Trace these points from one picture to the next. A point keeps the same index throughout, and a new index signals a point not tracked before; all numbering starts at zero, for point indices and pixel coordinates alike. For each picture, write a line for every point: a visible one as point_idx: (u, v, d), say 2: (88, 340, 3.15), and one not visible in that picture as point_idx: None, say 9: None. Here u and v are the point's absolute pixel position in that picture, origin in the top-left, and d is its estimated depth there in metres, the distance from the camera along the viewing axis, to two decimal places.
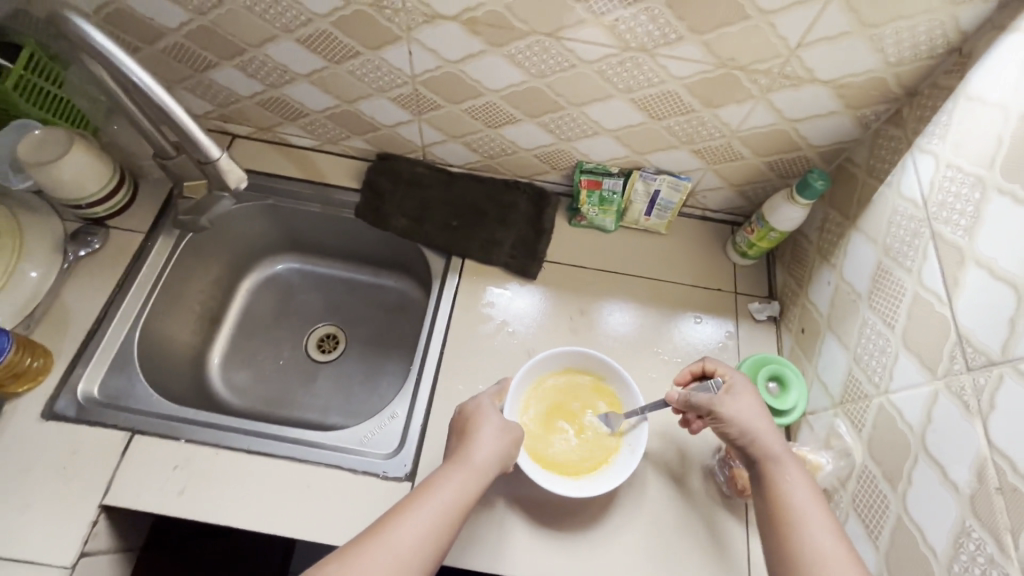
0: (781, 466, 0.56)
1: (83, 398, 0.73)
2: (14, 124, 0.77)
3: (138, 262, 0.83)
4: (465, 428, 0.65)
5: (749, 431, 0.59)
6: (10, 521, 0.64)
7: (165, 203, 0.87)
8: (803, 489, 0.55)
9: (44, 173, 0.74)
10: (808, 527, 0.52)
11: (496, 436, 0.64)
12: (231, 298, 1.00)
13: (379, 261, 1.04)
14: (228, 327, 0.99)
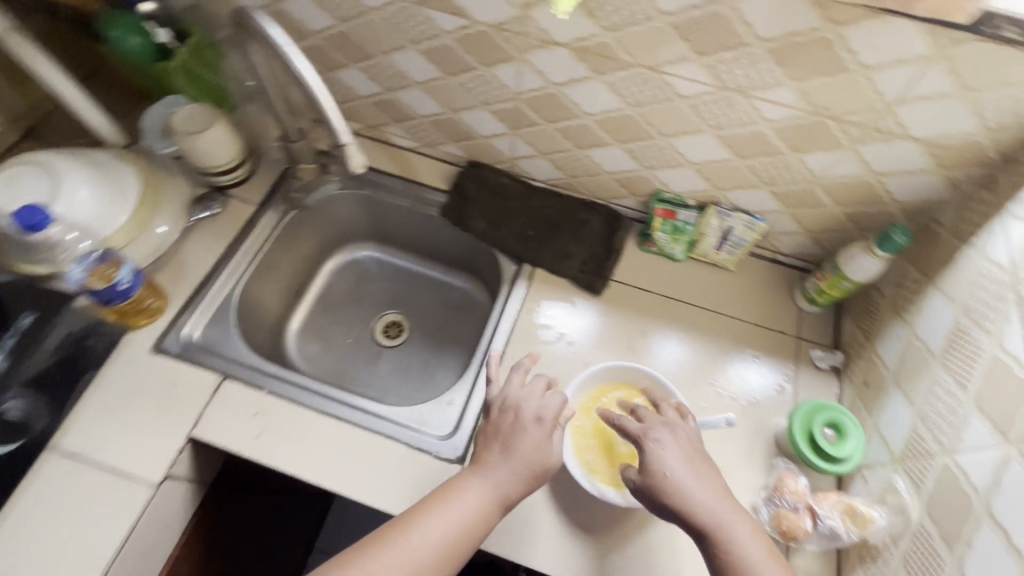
0: (723, 525, 0.58)
1: (186, 339, 0.82)
2: (168, 98, 0.93)
3: (248, 228, 0.93)
4: (507, 441, 0.65)
5: (678, 486, 0.60)
6: (114, 435, 0.73)
7: (277, 180, 0.98)
8: (754, 548, 0.57)
9: (189, 141, 0.85)
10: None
11: (540, 458, 0.64)
12: (315, 275, 1.09)
13: (452, 260, 1.11)
14: (308, 302, 1.08)
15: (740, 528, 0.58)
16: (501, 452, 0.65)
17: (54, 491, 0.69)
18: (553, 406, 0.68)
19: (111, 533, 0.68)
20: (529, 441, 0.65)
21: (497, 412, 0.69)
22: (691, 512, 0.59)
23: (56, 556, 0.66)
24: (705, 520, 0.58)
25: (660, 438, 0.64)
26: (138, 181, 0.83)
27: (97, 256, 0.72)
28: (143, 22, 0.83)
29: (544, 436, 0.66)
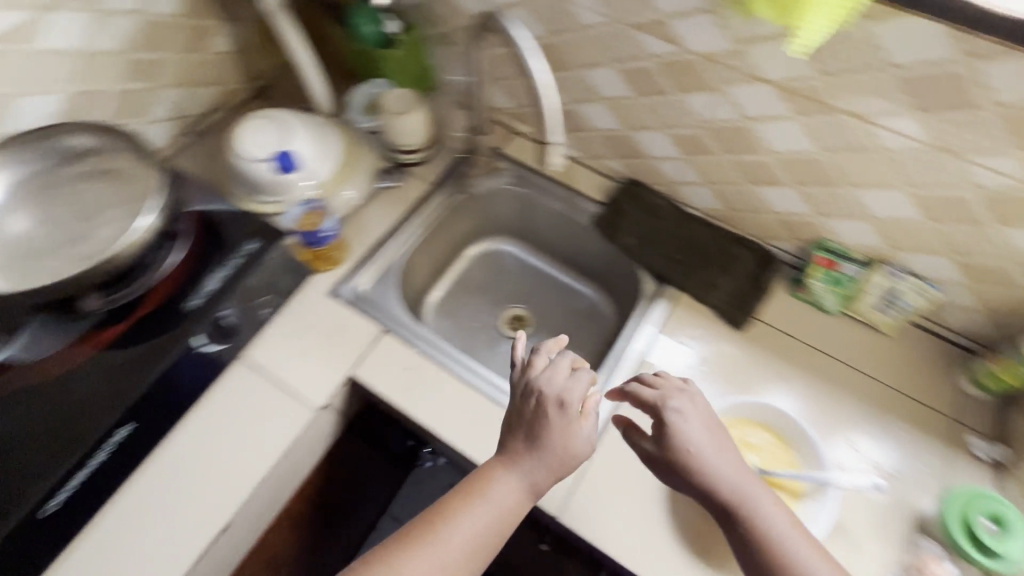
0: (753, 501, 0.61)
1: (357, 290, 0.92)
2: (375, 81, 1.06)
3: (420, 204, 1.02)
4: (531, 427, 0.63)
5: (704, 457, 0.62)
6: (291, 358, 0.83)
7: (450, 165, 1.06)
8: (786, 526, 0.60)
9: (393, 120, 0.97)
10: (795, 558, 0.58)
11: (567, 448, 0.62)
12: (456, 259, 1.18)
13: (585, 269, 1.15)
14: (446, 281, 1.16)
15: (764, 505, 0.61)
16: (525, 440, 0.62)
17: (236, 395, 0.80)
18: (578, 389, 0.63)
19: (275, 443, 0.77)
20: (553, 429, 0.62)
21: (519, 397, 0.66)
22: (717, 484, 0.62)
23: (229, 451, 0.76)
24: (727, 497, 0.61)
25: (679, 408, 0.64)
26: (338, 139, 0.94)
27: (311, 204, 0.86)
28: (381, 12, 0.95)
29: (569, 424, 0.62)
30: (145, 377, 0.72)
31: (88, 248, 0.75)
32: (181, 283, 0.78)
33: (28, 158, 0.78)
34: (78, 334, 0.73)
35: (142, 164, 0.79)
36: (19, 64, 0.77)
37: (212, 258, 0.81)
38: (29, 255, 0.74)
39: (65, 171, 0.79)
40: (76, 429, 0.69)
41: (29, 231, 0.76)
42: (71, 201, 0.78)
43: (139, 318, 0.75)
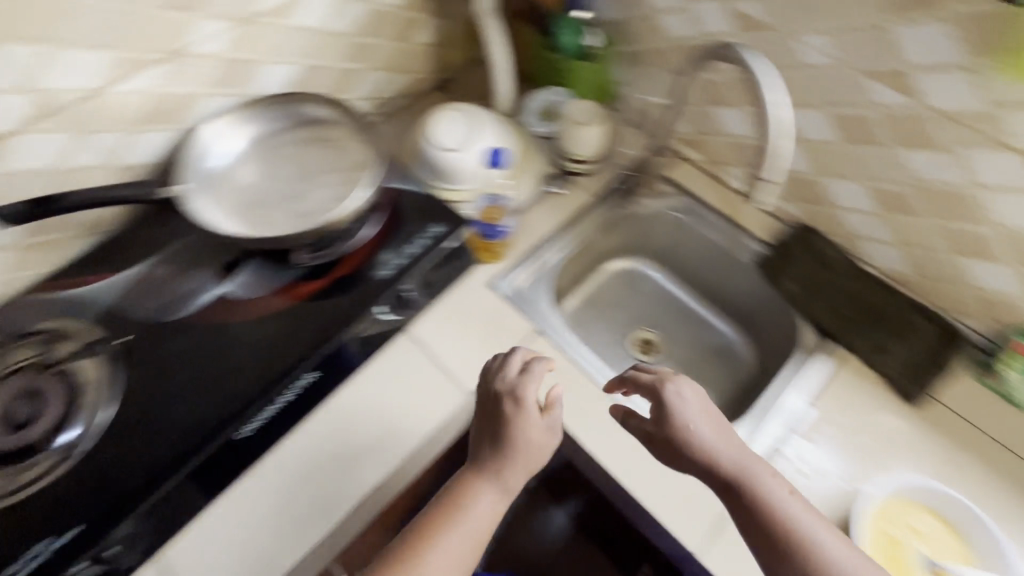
0: (755, 479, 0.62)
1: (514, 287, 0.94)
2: (555, 90, 1.09)
3: (582, 214, 1.04)
4: (495, 430, 0.68)
5: (700, 435, 0.65)
6: (450, 341, 0.87)
7: (613, 181, 1.07)
8: (795, 505, 0.60)
9: (576, 129, 0.99)
10: (809, 537, 0.58)
11: (530, 441, 0.67)
12: (594, 272, 1.17)
13: (728, 307, 1.11)
14: (581, 292, 1.16)
15: (763, 477, 0.62)
16: (491, 443, 0.67)
17: (396, 364, 0.83)
18: (534, 391, 0.69)
19: (429, 417, 0.79)
20: (509, 424, 0.67)
21: (485, 403, 0.71)
22: (719, 461, 0.64)
23: (386, 416, 0.78)
24: (724, 466, 0.63)
25: (676, 390, 0.68)
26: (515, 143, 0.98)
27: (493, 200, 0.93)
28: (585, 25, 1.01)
29: (528, 417, 0.67)
30: (332, 333, 0.78)
31: (308, 208, 0.83)
32: (373, 252, 0.85)
33: (264, 118, 0.87)
34: (286, 282, 0.81)
35: (360, 141, 0.88)
36: (279, 36, 0.87)
37: (403, 236, 0.87)
38: (257, 206, 0.83)
39: (295, 136, 0.89)
40: (275, 372, 0.75)
41: (256, 183, 0.85)
42: (295, 163, 0.87)
43: (336, 275, 0.82)
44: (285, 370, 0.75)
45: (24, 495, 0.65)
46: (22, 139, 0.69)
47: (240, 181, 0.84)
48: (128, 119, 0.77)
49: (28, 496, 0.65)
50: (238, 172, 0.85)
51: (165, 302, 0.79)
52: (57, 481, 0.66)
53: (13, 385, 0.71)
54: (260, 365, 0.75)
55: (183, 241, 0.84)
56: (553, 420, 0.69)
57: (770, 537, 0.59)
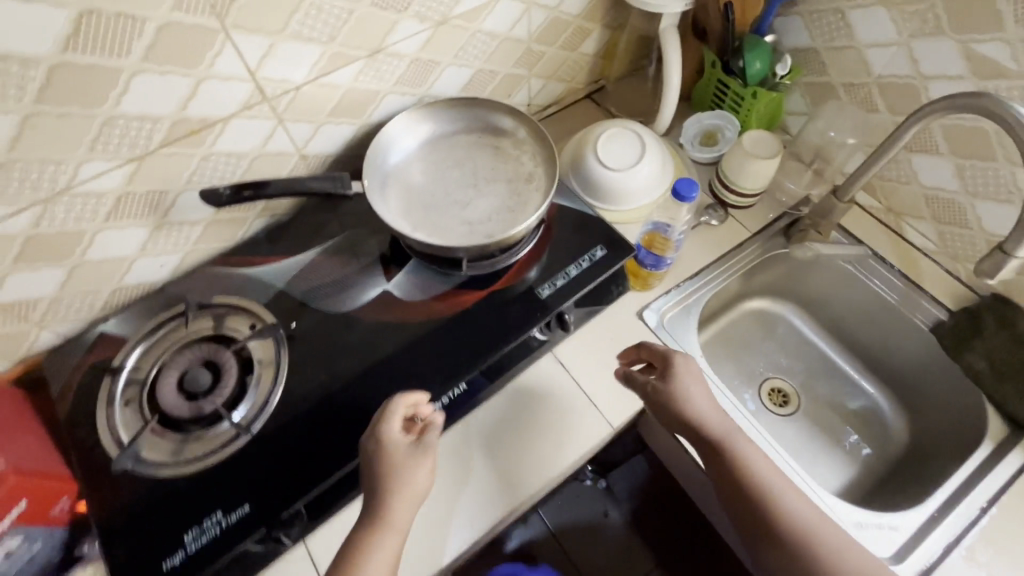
0: (739, 444, 0.71)
1: (661, 318, 0.90)
2: (719, 114, 1.03)
3: (738, 249, 0.97)
4: (369, 476, 0.63)
5: (698, 405, 0.72)
6: (596, 369, 0.84)
7: (775, 218, 0.99)
8: (767, 467, 0.70)
9: (745, 161, 0.92)
10: (781, 495, 0.69)
11: (399, 474, 0.62)
12: (729, 309, 1.08)
13: (879, 366, 1.03)
14: (711, 330, 1.07)
15: (743, 445, 0.71)
16: (367, 488, 0.62)
17: (541, 381, 0.83)
18: (399, 441, 0.63)
19: (575, 443, 0.78)
20: (376, 465, 0.62)
21: (365, 454, 0.64)
22: (715, 428, 0.71)
23: (531, 433, 0.79)
24: (715, 434, 0.71)
25: (681, 366, 0.74)
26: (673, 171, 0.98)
27: (658, 227, 0.89)
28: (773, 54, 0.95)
29: (391, 449, 0.63)
30: (488, 348, 0.76)
31: (477, 216, 0.81)
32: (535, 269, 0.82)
33: (436, 120, 0.87)
34: (449, 289, 0.80)
35: (532, 155, 0.87)
36: (464, 39, 0.86)
37: (567, 254, 0.83)
38: (426, 206, 0.82)
39: (467, 142, 0.88)
40: (432, 380, 0.74)
41: (426, 183, 0.84)
42: (465, 168, 0.86)
43: (499, 289, 0.80)
44: (444, 379, 0.74)
45: (192, 466, 0.68)
46: (233, 123, 0.72)
47: (411, 180, 0.84)
48: (322, 111, 0.79)
49: (196, 467, 0.67)
50: (406, 170, 0.85)
51: (332, 295, 0.81)
52: (225, 457, 0.68)
53: (191, 354, 0.74)
54: (419, 370, 0.74)
55: (350, 235, 0.86)
56: (427, 441, 0.64)
57: (746, 496, 0.69)
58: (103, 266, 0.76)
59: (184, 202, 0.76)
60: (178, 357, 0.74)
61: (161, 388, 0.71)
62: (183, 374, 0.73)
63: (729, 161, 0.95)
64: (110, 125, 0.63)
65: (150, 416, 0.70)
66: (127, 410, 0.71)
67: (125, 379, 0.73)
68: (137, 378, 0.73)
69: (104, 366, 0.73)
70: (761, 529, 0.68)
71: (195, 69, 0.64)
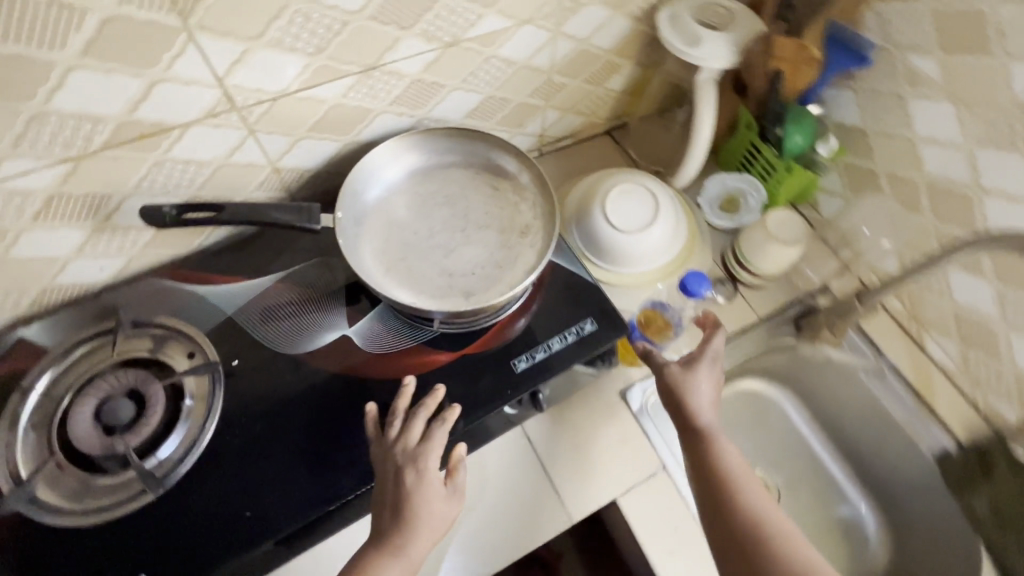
0: (722, 444, 0.66)
1: (645, 400, 0.81)
2: (744, 178, 0.93)
3: (743, 334, 0.88)
4: (395, 499, 0.59)
5: (697, 392, 0.68)
6: (566, 451, 0.77)
7: (787, 304, 0.90)
8: (748, 476, 0.65)
9: (766, 241, 0.83)
10: (753, 505, 0.62)
11: (433, 515, 0.59)
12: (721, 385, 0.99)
13: (868, 476, 0.94)
14: None
15: (727, 445, 0.67)
16: (392, 514, 0.58)
17: (503, 457, 0.76)
18: (436, 476, 0.60)
19: (533, 532, 0.72)
20: (407, 496, 0.59)
21: (392, 465, 0.60)
22: (704, 423, 0.67)
23: (487, 515, 0.73)
24: (703, 422, 0.67)
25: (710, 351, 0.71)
26: (686, 237, 0.88)
27: (659, 305, 0.86)
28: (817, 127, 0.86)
29: (431, 485, 0.59)
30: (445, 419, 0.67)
31: (459, 267, 0.72)
32: (515, 334, 0.73)
33: (429, 149, 0.78)
34: (414, 345, 0.71)
35: (532, 205, 0.77)
36: (475, 63, 0.76)
37: (551, 322, 0.74)
38: (405, 247, 0.73)
39: (463, 178, 0.79)
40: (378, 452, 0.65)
41: (411, 219, 0.75)
42: (456, 208, 0.77)
43: (469, 353, 0.71)
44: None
45: (93, 517, 0.60)
46: (194, 130, 0.63)
47: (394, 214, 0.75)
48: (302, 125, 0.70)
49: (97, 518, 0.60)
50: (388, 200, 0.76)
51: (284, 333, 0.71)
52: (131, 510, 0.60)
53: (115, 380, 0.66)
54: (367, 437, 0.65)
55: (317, 262, 0.77)
56: (460, 484, 0.61)
57: (719, 492, 0.63)
58: (29, 266, 0.67)
59: (131, 208, 0.67)
60: (100, 381, 0.66)
61: (74, 417, 0.63)
62: (100, 405, 0.64)
63: (748, 239, 0.86)
64: (40, 121, 0.54)
65: (55, 449, 0.62)
66: (31, 435, 0.63)
67: (36, 399, 0.65)
68: (50, 399, 0.65)
69: (15, 384, 0.65)
70: (727, 531, 0.62)
71: (148, 70, 0.55)
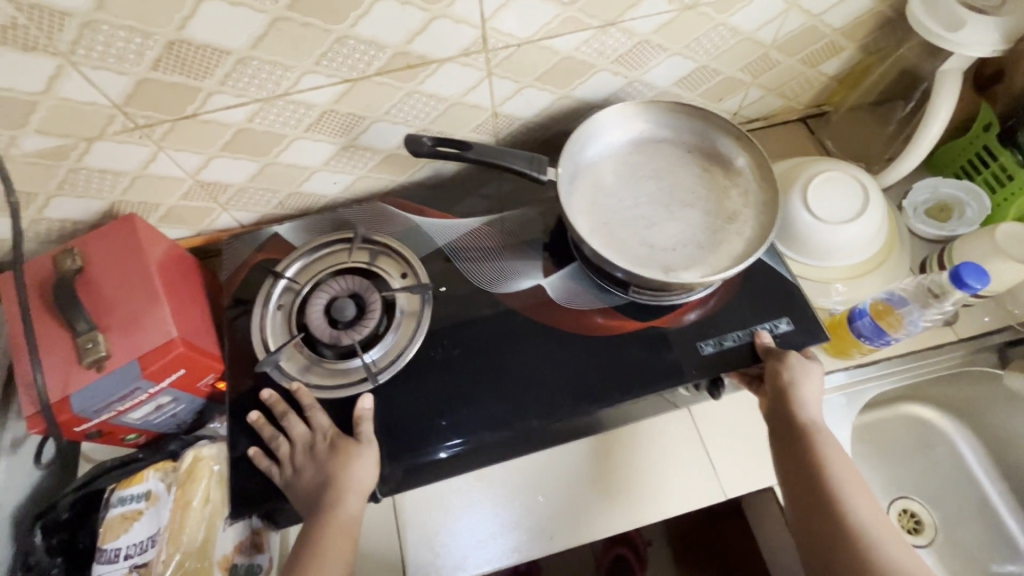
0: (822, 441, 0.63)
1: None
2: (967, 184, 0.85)
3: (937, 352, 0.81)
4: (314, 473, 0.64)
5: (801, 388, 0.65)
6: (724, 427, 0.79)
7: (999, 327, 0.81)
8: (843, 471, 0.61)
9: (994, 252, 0.74)
10: (847, 499, 0.59)
11: (351, 468, 0.63)
12: (887, 405, 0.94)
13: None
14: (859, 420, 0.92)
15: (834, 444, 0.63)
16: (315, 483, 0.63)
17: (661, 419, 0.80)
18: (336, 441, 0.65)
19: (685, 495, 0.75)
20: (322, 470, 0.63)
21: (296, 452, 0.66)
22: (801, 418, 0.64)
23: (644, 477, 0.76)
24: (805, 420, 0.64)
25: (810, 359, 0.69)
26: (883, 242, 0.83)
27: (894, 296, 0.71)
28: None
29: (334, 453, 0.64)
30: (620, 380, 0.69)
31: (661, 241, 0.73)
32: (697, 316, 0.73)
33: (646, 122, 0.80)
34: (602, 306, 0.74)
35: (743, 192, 0.77)
36: (703, 29, 0.76)
37: (741, 316, 0.73)
38: (609, 212, 0.76)
39: (673, 155, 0.79)
40: (561, 396, 0.69)
41: (617, 188, 0.77)
42: (663, 183, 0.78)
43: (655, 326, 0.72)
44: (574, 401, 0.68)
45: (318, 391, 0.71)
46: (447, 66, 0.69)
47: (601, 177, 0.78)
48: (531, 74, 0.74)
49: (321, 395, 0.70)
50: (597, 164, 0.79)
51: (484, 272, 0.78)
52: (348, 395, 0.70)
53: (343, 283, 0.75)
54: (552, 380, 0.70)
55: (517, 214, 0.83)
56: (367, 436, 0.66)
57: (809, 488, 0.61)
58: (288, 170, 0.78)
59: (375, 131, 0.76)
60: (331, 282, 0.75)
61: (310, 306, 0.74)
62: (331, 300, 0.74)
63: (964, 249, 0.78)
64: (341, 44, 0.63)
65: (295, 331, 0.74)
66: (279, 314, 0.76)
67: (283, 285, 0.77)
68: (294, 287, 0.77)
69: (270, 268, 0.77)
70: (815, 524, 0.59)
71: (433, 6, 0.61)
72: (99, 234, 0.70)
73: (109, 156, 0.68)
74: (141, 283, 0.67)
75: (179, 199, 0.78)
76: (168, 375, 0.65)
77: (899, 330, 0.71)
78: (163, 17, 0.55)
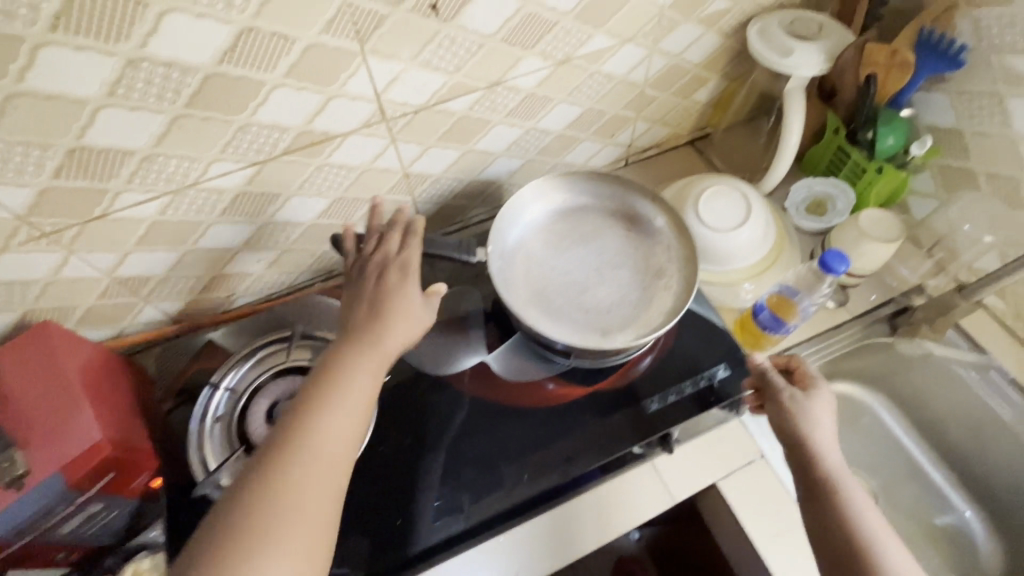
0: (847, 490, 0.63)
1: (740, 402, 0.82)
2: (831, 179, 0.95)
3: (835, 331, 0.89)
4: (373, 297, 0.68)
5: (815, 432, 0.66)
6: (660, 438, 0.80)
7: (882, 302, 0.91)
8: (875, 525, 0.61)
9: (861, 238, 0.85)
10: (885, 552, 0.59)
11: (402, 310, 0.67)
12: None
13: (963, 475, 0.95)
14: None
15: (859, 492, 0.63)
16: (370, 310, 0.67)
17: None
18: (408, 270, 0.71)
19: (636, 507, 0.75)
20: (379, 302, 0.67)
21: (371, 268, 0.71)
22: (820, 467, 0.64)
23: (600, 504, 0.75)
24: (827, 471, 0.64)
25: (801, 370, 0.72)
26: (771, 245, 0.91)
27: (785, 288, 0.80)
28: (911, 130, 0.89)
29: (399, 290, 0.69)
30: (571, 444, 0.73)
31: (596, 304, 0.77)
32: (650, 361, 0.79)
33: (567, 192, 0.86)
34: (548, 376, 0.78)
35: (666, 248, 0.82)
36: (582, 78, 0.85)
37: (676, 369, 0.78)
38: (544, 283, 0.79)
39: (597, 220, 0.85)
40: (522, 470, 0.71)
41: (549, 257, 0.81)
42: (591, 247, 0.82)
43: (602, 389, 0.77)
44: (533, 476, 0.71)
45: None
46: (350, 138, 0.74)
47: (532, 252, 0.82)
48: (433, 134, 0.80)
49: None
50: (526, 236, 0.83)
51: (428, 355, 0.80)
52: None
53: (286, 383, 0.76)
54: (510, 454, 0.72)
55: (456, 291, 0.86)
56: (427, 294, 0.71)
57: (848, 546, 0.60)
58: (208, 254, 0.79)
59: (291, 206, 0.79)
60: (273, 384, 0.76)
61: (253, 415, 0.73)
62: (273, 403, 0.75)
63: (838, 237, 0.88)
64: (244, 131, 0.66)
65: (237, 444, 0.72)
66: (217, 427, 0.74)
67: (221, 395, 0.76)
68: (234, 395, 0.76)
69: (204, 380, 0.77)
70: None
71: (329, 87, 0.67)
72: (9, 349, 0.67)
73: (15, 267, 0.67)
74: (57, 392, 0.65)
75: (97, 299, 0.77)
76: (96, 480, 0.64)
77: (796, 317, 0.79)
78: (60, 129, 0.57)
